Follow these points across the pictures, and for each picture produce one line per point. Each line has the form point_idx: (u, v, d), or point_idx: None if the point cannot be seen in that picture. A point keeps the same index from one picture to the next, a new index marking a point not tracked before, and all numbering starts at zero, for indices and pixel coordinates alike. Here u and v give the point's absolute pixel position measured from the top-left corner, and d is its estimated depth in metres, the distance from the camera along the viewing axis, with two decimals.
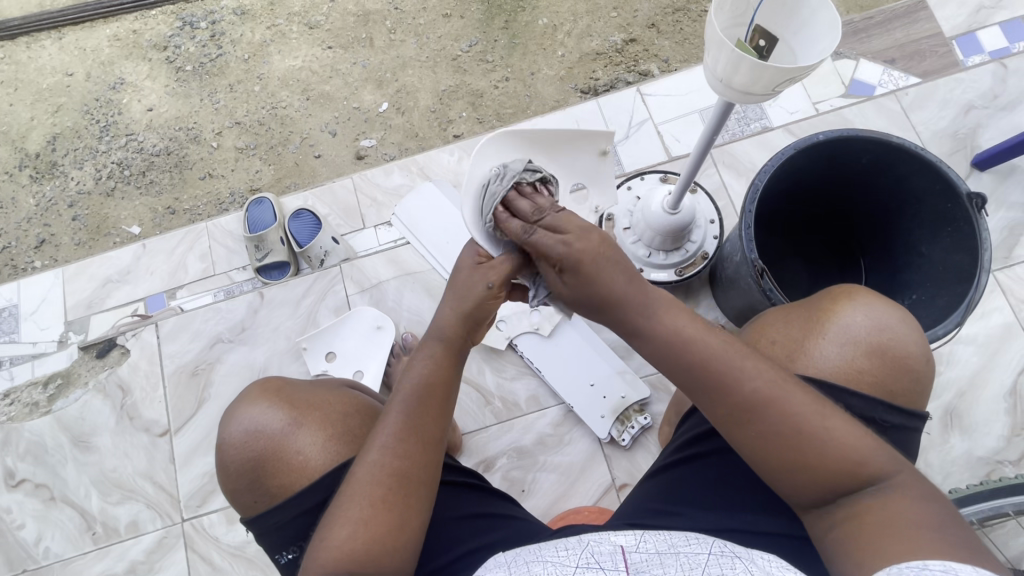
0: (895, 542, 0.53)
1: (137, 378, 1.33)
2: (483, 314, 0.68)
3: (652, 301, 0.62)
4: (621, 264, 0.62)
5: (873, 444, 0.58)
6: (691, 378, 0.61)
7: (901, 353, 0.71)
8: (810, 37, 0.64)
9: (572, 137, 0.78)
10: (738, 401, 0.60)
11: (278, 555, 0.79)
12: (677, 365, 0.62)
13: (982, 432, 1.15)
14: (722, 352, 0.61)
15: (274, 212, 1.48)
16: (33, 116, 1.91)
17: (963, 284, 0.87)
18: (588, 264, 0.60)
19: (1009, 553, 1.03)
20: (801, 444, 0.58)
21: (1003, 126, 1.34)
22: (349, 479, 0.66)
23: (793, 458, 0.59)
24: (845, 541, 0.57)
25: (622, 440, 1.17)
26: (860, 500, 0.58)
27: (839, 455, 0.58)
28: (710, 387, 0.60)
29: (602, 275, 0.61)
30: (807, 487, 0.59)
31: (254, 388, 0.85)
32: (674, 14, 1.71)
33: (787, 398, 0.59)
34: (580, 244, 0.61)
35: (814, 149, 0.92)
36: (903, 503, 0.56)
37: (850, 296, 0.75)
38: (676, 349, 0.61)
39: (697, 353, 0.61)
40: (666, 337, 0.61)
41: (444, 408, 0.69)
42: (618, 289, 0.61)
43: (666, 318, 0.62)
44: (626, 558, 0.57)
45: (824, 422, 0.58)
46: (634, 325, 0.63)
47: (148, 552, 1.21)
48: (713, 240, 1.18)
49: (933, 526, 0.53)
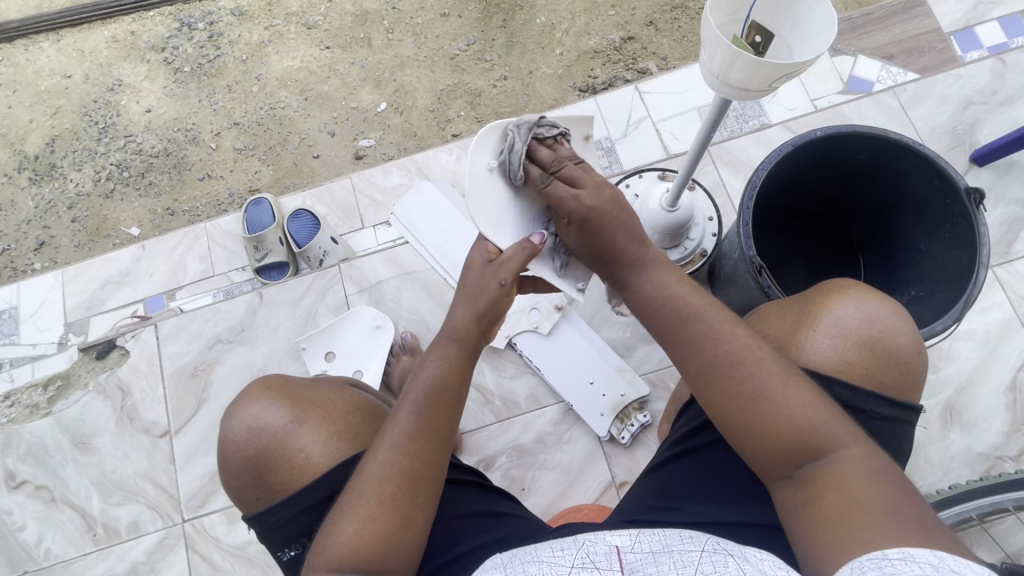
0: (854, 527, 0.53)
1: (137, 379, 1.33)
2: (499, 312, 0.69)
3: (647, 257, 0.64)
4: (626, 222, 0.63)
5: (833, 420, 0.59)
6: (665, 333, 0.63)
7: (891, 345, 0.72)
8: (806, 33, 0.64)
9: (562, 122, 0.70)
10: (706, 359, 0.61)
11: (280, 552, 0.79)
12: (656, 317, 0.63)
13: (982, 428, 1.15)
14: (704, 313, 0.62)
15: (272, 212, 1.48)
16: (32, 118, 1.91)
17: (961, 280, 0.87)
18: (590, 218, 0.62)
19: (1009, 548, 1.03)
20: (760, 410, 0.59)
21: (1002, 122, 1.34)
22: (361, 472, 0.66)
23: (747, 423, 0.60)
24: (804, 517, 0.58)
25: (622, 438, 1.17)
26: (812, 472, 0.58)
27: (796, 427, 0.58)
28: (682, 342, 0.62)
29: (603, 232, 0.62)
30: (763, 457, 0.60)
31: (255, 387, 0.85)
32: (672, 12, 1.71)
33: (756, 369, 0.60)
34: (593, 199, 0.61)
35: (813, 145, 0.92)
36: (857, 479, 0.56)
37: (843, 289, 0.75)
38: (658, 304, 0.63)
39: (677, 311, 0.62)
40: (650, 293, 0.63)
41: (455, 407, 0.69)
42: (616, 242, 0.63)
43: (656, 276, 0.64)
44: (621, 558, 0.57)
45: (784, 394, 0.59)
46: (624, 279, 0.65)
47: (149, 553, 1.21)
48: (712, 237, 1.18)
49: (890, 506, 0.54)
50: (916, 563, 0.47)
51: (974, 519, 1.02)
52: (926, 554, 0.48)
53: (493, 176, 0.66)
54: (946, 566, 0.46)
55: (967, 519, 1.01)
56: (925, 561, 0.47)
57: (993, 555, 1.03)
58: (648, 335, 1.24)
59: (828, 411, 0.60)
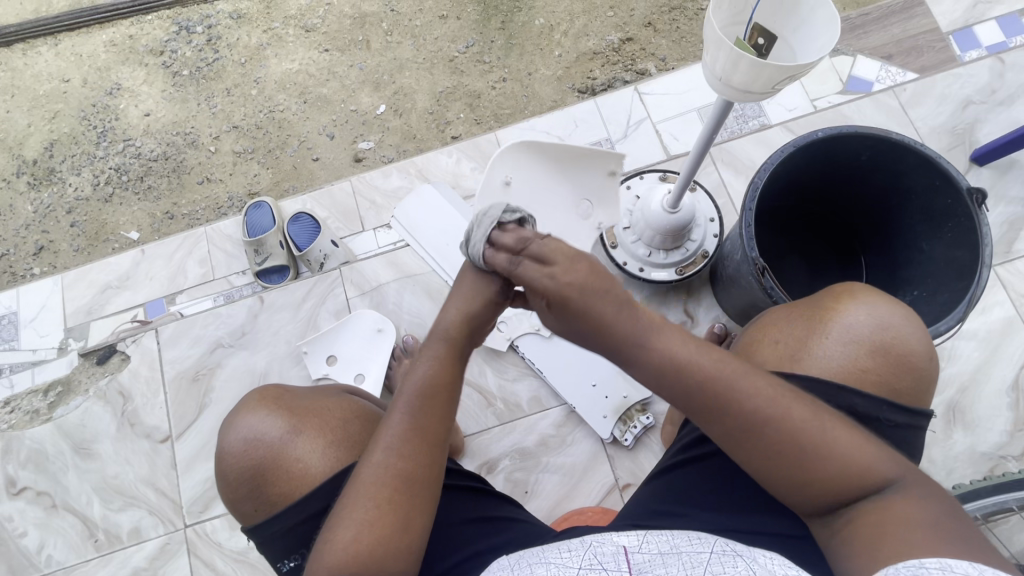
0: (896, 543, 0.54)
1: (138, 384, 1.32)
2: (486, 321, 0.72)
3: (642, 327, 0.61)
4: (610, 294, 0.60)
5: (875, 451, 0.58)
6: (687, 404, 0.60)
7: (905, 352, 0.71)
8: (809, 34, 0.64)
9: (584, 155, 0.90)
10: (733, 425, 0.59)
11: (280, 563, 0.78)
12: (670, 388, 0.60)
13: (984, 428, 1.15)
14: (717, 371, 0.59)
15: (272, 215, 1.48)
16: (31, 122, 1.90)
17: (963, 280, 0.87)
18: (575, 299, 0.60)
19: (1014, 547, 1.01)
20: (800, 458, 0.58)
21: (1002, 121, 1.34)
22: (355, 478, 0.66)
23: (795, 474, 0.58)
24: (849, 547, 0.57)
25: (625, 441, 1.17)
26: (859, 505, 0.58)
27: (841, 465, 0.57)
28: (707, 410, 0.59)
29: (590, 306, 0.60)
30: (808, 497, 0.59)
31: (252, 397, 0.85)
32: (670, 13, 1.71)
33: (788, 415, 0.58)
34: (567, 277, 0.60)
35: (814, 146, 0.92)
36: (906, 504, 0.56)
37: (853, 295, 0.75)
38: (673, 377, 0.60)
39: (695, 380, 0.59)
40: (659, 363, 0.60)
41: (447, 413, 0.69)
42: (608, 315, 0.60)
43: (659, 341, 0.60)
44: (629, 558, 0.57)
45: (823, 428, 0.58)
46: (626, 354, 0.61)
47: (151, 559, 1.20)
48: (713, 238, 1.18)
49: (933, 525, 0.54)
50: (953, 571, 0.46)
51: (979, 519, 1.01)
52: (965, 564, 0.47)
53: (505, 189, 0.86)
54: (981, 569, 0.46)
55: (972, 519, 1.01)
56: (961, 566, 0.47)
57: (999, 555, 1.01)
58: None
59: (869, 441, 0.59)
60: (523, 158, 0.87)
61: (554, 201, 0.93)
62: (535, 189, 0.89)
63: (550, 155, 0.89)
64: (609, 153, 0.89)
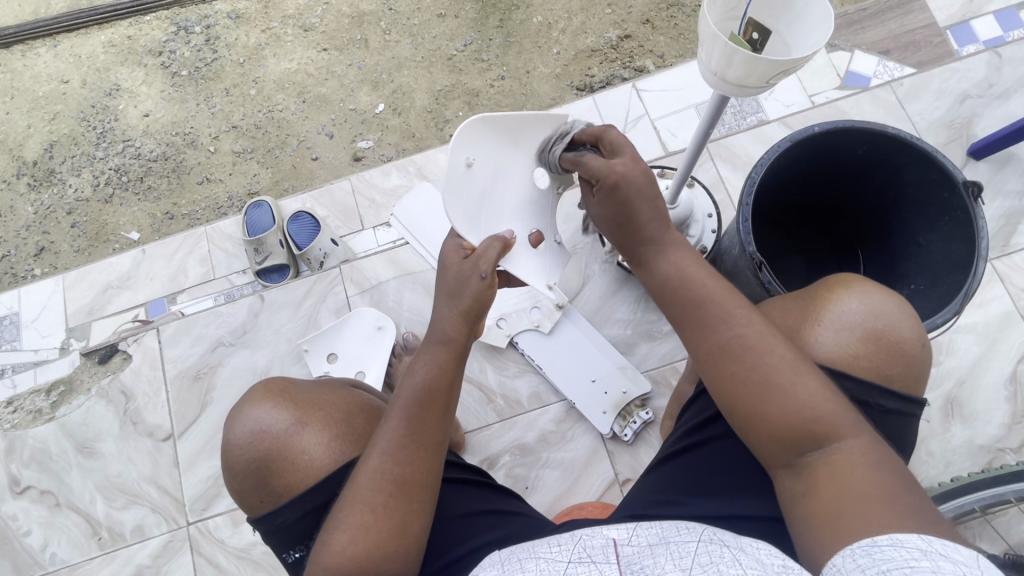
0: (849, 515, 0.53)
1: (140, 383, 1.33)
2: (483, 303, 0.70)
3: (666, 240, 0.67)
4: (655, 202, 0.66)
5: (843, 415, 0.59)
6: (683, 312, 0.64)
7: (898, 340, 0.71)
8: (803, 28, 0.65)
9: (531, 121, 0.74)
10: (714, 342, 0.62)
11: (285, 554, 0.79)
12: (671, 300, 0.65)
13: (983, 420, 1.15)
14: (720, 297, 0.63)
15: (273, 214, 1.48)
16: (30, 124, 1.91)
17: (960, 272, 0.87)
18: (621, 187, 0.64)
19: (1012, 539, 1.04)
20: (767, 392, 0.60)
21: (1000, 115, 1.34)
22: (350, 486, 0.67)
23: (756, 404, 0.60)
24: (809, 512, 0.57)
25: (625, 436, 1.17)
26: (817, 464, 0.58)
27: (802, 415, 0.58)
28: (700, 323, 0.63)
29: (630, 205, 0.65)
30: (768, 446, 0.61)
31: (259, 390, 0.85)
32: (668, 10, 1.71)
33: (768, 353, 0.61)
34: (624, 167, 0.64)
35: (810, 142, 0.93)
36: (859, 471, 0.56)
37: (846, 284, 0.75)
38: (677, 285, 0.65)
39: (700, 294, 0.63)
40: (670, 274, 0.65)
41: (444, 415, 0.70)
42: (641, 223, 0.66)
43: (674, 257, 0.66)
44: (618, 551, 0.58)
45: (794, 378, 0.60)
46: (644, 258, 0.67)
47: (155, 556, 1.21)
48: (711, 234, 1.18)
49: (890, 499, 0.53)
50: (904, 547, 0.47)
51: (976, 510, 1.02)
52: (914, 539, 0.47)
53: (469, 172, 0.70)
54: (932, 552, 0.45)
55: (969, 511, 1.02)
56: (913, 546, 0.46)
57: (996, 548, 1.04)
58: (649, 332, 1.24)
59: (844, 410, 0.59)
60: (478, 137, 0.70)
61: (512, 182, 0.78)
62: (497, 171, 0.75)
63: (503, 126, 0.72)
64: (559, 114, 0.74)
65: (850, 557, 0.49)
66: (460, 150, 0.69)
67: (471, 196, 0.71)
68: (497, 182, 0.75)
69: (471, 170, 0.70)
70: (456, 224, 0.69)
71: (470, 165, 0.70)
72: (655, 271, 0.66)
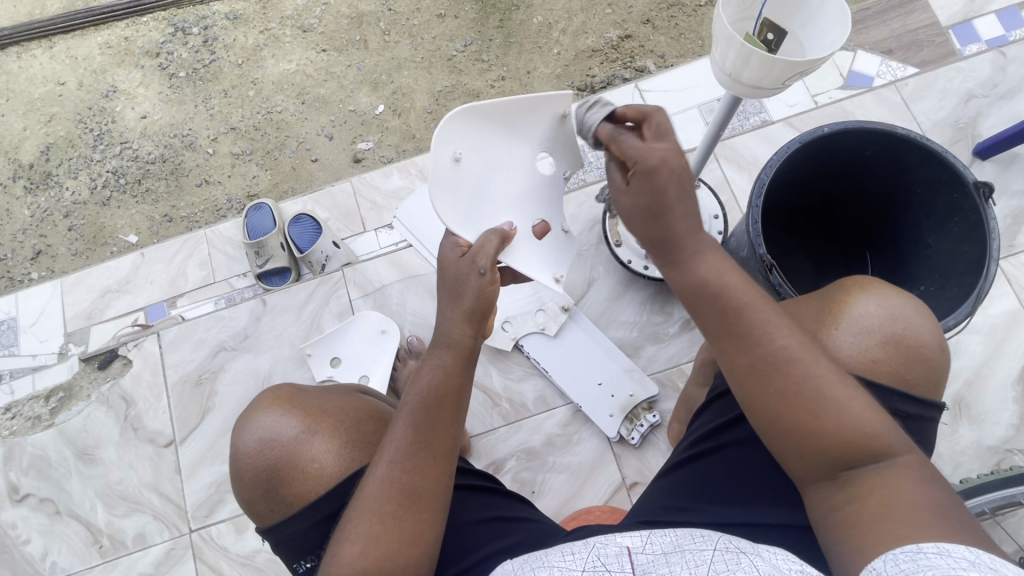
0: (895, 525, 0.52)
1: (140, 389, 1.31)
2: (485, 305, 0.69)
3: (700, 245, 0.60)
4: (689, 198, 0.60)
5: (888, 426, 0.57)
6: (720, 325, 0.59)
7: (916, 343, 0.71)
8: (820, 28, 0.63)
9: (521, 107, 0.72)
10: (756, 355, 0.58)
11: (296, 564, 0.78)
12: (705, 309, 0.60)
13: (991, 422, 1.14)
14: (758, 307, 0.59)
15: (273, 217, 1.46)
16: (26, 126, 1.89)
17: (971, 275, 0.87)
18: (662, 174, 0.58)
19: (1022, 540, 1.03)
20: (815, 406, 0.57)
21: (1004, 114, 1.34)
22: (359, 494, 0.67)
23: (805, 421, 0.57)
24: (847, 523, 0.56)
25: (632, 439, 1.17)
26: (861, 478, 0.57)
27: (851, 427, 0.56)
28: (737, 334, 0.59)
29: (665, 194, 0.58)
30: (809, 460, 0.59)
31: (266, 397, 0.84)
32: (669, 10, 1.70)
33: (812, 365, 0.58)
34: (663, 154, 0.59)
35: (818, 142, 0.92)
36: (901, 482, 0.55)
37: (862, 286, 0.74)
38: (714, 293, 0.59)
39: (739, 301, 0.59)
40: (705, 282, 0.59)
41: (454, 422, 0.70)
42: (676, 223, 0.59)
43: (709, 263, 0.59)
44: (632, 559, 0.58)
45: (844, 393, 0.57)
46: (675, 264, 0.61)
47: (156, 564, 1.19)
48: (718, 235, 1.17)
49: (932, 509, 0.53)
50: (950, 556, 0.47)
51: (986, 512, 1.02)
52: (960, 548, 0.48)
53: (455, 166, 0.70)
54: (979, 561, 0.45)
55: (980, 512, 1.01)
56: (958, 555, 0.47)
57: (1006, 548, 1.03)
58: (656, 335, 1.23)
59: (884, 417, 0.58)
60: (462, 131, 0.70)
61: (510, 174, 0.77)
62: (487, 163, 0.74)
63: (490, 115, 0.71)
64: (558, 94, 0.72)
65: (892, 563, 0.49)
66: (444, 145, 0.68)
67: (460, 188, 0.71)
68: (491, 175, 0.75)
69: (458, 164, 0.70)
70: (448, 223, 0.69)
71: (457, 159, 0.70)
72: (690, 276, 0.60)
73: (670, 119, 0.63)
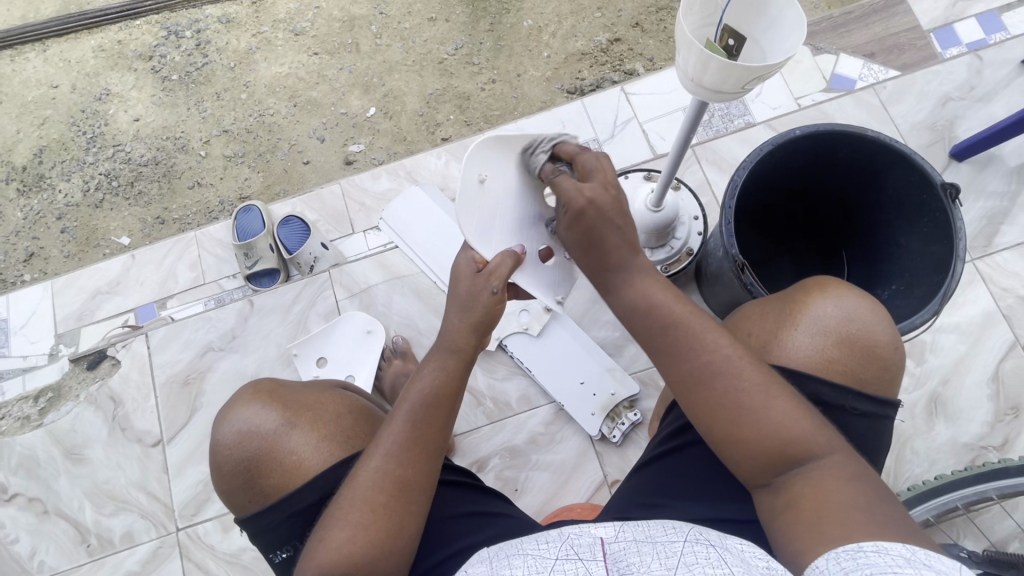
0: (837, 525, 0.53)
1: (128, 389, 1.33)
2: (491, 319, 0.72)
3: (629, 266, 0.64)
4: (622, 228, 0.64)
5: (819, 427, 0.60)
6: (653, 341, 0.64)
7: (870, 343, 0.72)
8: (777, 36, 0.66)
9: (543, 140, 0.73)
10: (689, 366, 0.62)
11: (273, 554, 0.79)
12: (640, 326, 0.64)
13: (966, 419, 1.16)
14: (691, 325, 0.62)
15: (262, 220, 1.49)
16: (19, 129, 1.91)
17: (938, 273, 0.88)
18: (589, 214, 0.63)
19: (994, 536, 1.06)
20: (745, 415, 0.60)
21: (980, 117, 1.36)
22: (350, 484, 0.68)
23: (736, 429, 0.60)
24: (791, 522, 0.57)
25: (614, 437, 1.18)
26: (794, 478, 0.59)
27: (778, 430, 0.59)
28: (667, 349, 0.63)
29: (596, 231, 0.64)
30: (756, 465, 0.60)
31: (246, 391, 0.85)
32: (657, 13, 1.72)
33: (739, 376, 0.61)
34: (593, 194, 0.63)
35: (793, 144, 0.94)
36: (827, 479, 0.57)
37: (822, 287, 0.76)
38: (644, 312, 0.64)
39: (669, 320, 0.63)
40: (635, 300, 0.64)
41: (445, 425, 0.72)
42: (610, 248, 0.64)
43: (639, 284, 0.64)
44: (605, 548, 0.56)
45: (766, 401, 0.60)
46: (611, 284, 0.65)
47: (143, 562, 1.21)
48: (697, 236, 1.19)
49: (868, 506, 0.54)
50: (888, 554, 0.47)
51: (959, 508, 1.04)
52: (898, 547, 0.47)
53: (482, 188, 0.70)
54: (916, 557, 0.44)
55: (952, 509, 1.03)
56: (897, 554, 0.46)
57: (979, 545, 1.06)
58: None
59: (813, 417, 0.61)
60: (491, 154, 0.70)
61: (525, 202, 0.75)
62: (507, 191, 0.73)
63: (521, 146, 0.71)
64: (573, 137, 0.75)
65: (834, 560, 0.49)
66: (473, 165, 0.69)
67: (485, 210, 0.71)
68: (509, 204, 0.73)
69: (484, 186, 0.70)
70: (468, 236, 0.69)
71: (483, 181, 0.70)
72: (624, 298, 0.65)
73: (597, 155, 0.67)
